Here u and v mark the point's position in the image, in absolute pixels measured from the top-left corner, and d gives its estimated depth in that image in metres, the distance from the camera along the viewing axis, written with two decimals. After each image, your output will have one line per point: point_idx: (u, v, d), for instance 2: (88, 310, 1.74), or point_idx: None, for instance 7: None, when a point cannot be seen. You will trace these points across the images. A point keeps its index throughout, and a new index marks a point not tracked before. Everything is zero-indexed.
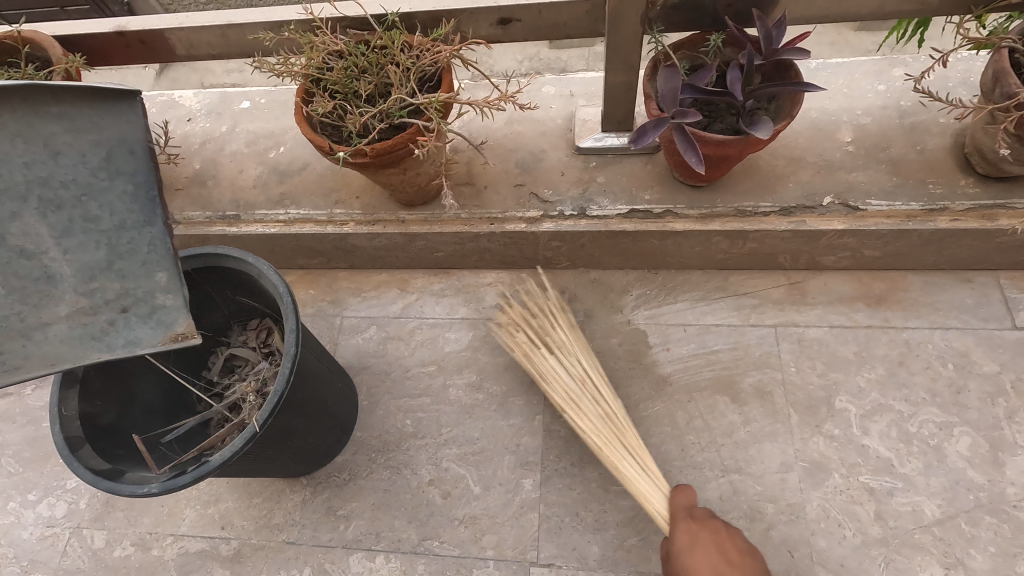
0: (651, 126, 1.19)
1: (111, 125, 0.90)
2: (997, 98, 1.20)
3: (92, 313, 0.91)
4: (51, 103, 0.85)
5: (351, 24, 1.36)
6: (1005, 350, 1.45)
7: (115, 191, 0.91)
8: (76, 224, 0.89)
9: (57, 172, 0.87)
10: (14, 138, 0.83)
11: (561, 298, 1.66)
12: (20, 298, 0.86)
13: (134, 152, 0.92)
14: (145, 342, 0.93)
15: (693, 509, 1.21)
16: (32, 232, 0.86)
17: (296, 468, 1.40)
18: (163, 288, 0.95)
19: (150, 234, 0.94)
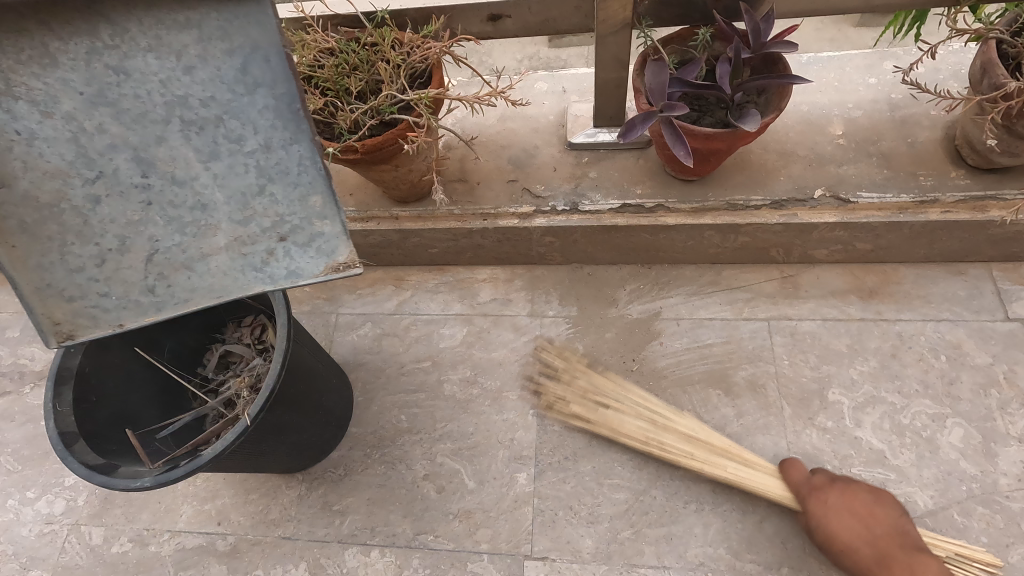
0: (640, 120, 1.20)
1: (241, 28, 0.82)
2: (985, 90, 1.20)
3: (251, 242, 0.94)
4: (177, 10, 0.81)
5: (342, 22, 1.38)
6: (997, 341, 1.45)
7: (256, 102, 0.85)
8: (219, 142, 0.87)
9: (190, 89, 0.84)
10: (149, 53, 0.82)
11: (555, 293, 1.67)
12: (182, 229, 0.92)
13: (269, 58, 0.83)
14: (303, 271, 0.94)
15: (811, 480, 1.28)
16: (180, 157, 0.88)
17: (290, 463, 1.41)
18: (320, 214, 0.93)
19: (298, 152, 0.89)
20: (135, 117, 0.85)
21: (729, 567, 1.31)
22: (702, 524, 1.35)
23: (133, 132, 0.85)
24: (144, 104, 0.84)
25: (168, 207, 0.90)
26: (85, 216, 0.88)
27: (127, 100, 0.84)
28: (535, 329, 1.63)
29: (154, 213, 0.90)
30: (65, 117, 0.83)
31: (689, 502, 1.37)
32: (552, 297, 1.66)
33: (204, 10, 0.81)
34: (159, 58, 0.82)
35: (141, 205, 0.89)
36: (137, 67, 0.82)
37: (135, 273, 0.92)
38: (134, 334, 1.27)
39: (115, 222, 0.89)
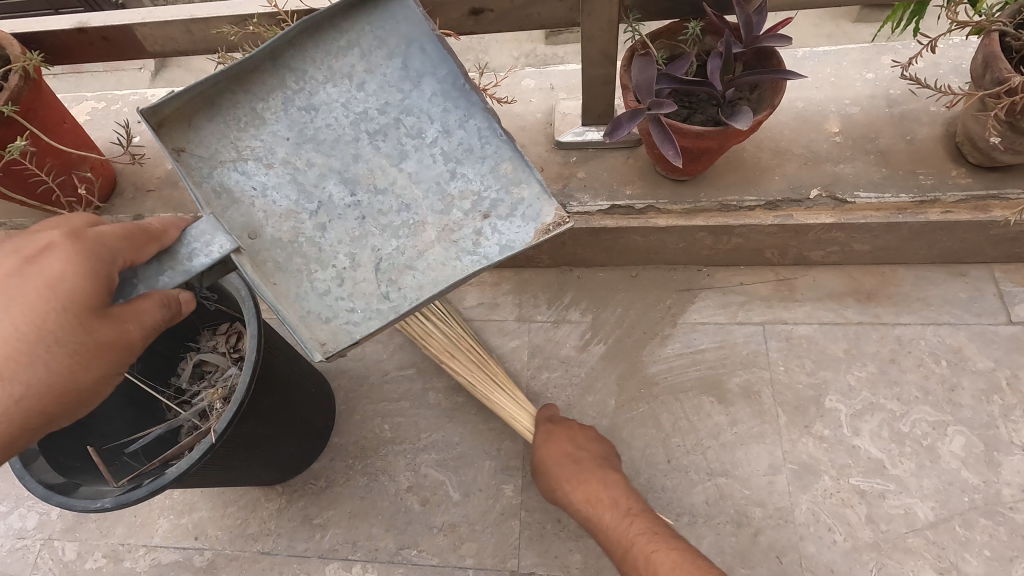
0: (627, 118, 1.14)
1: (398, 28, 0.99)
2: (987, 85, 1.15)
3: (458, 228, 0.99)
4: (338, 36, 1.00)
5: None
6: (999, 346, 1.40)
7: (421, 93, 1.01)
8: (404, 142, 1.02)
9: (367, 103, 1.01)
10: (329, 82, 1.01)
11: (543, 297, 1.62)
12: (397, 233, 1.00)
13: (424, 48, 0.98)
14: (517, 239, 0.94)
15: (552, 417, 1.36)
16: (375, 167, 1.02)
17: (268, 476, 1.36)
18: (511, 177, 0.98)
19: (475, 126, 1.00)
20: (330, 152, 1.02)
21: None
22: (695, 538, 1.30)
23: (336, 155, 1.02)
24: (330, 129, 1.02)
25: (376, 215, 1.00)
26: (318, 244, 0.98)
27: (322, 132, 1.02)
28: (523, 334, 1.57)
29: (368, 224, 1.00)
30: (282, 165, 1.00)
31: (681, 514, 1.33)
32: (541, 301, 1.61)
33: (368, 35, 1.00)
34: (349, 87, 1.01)
35: (357, 220, 1.00)
36: (326, 97, 1.01)
37: (369, 284, 0.97)
38: None
39: (330, 238, 0.99)
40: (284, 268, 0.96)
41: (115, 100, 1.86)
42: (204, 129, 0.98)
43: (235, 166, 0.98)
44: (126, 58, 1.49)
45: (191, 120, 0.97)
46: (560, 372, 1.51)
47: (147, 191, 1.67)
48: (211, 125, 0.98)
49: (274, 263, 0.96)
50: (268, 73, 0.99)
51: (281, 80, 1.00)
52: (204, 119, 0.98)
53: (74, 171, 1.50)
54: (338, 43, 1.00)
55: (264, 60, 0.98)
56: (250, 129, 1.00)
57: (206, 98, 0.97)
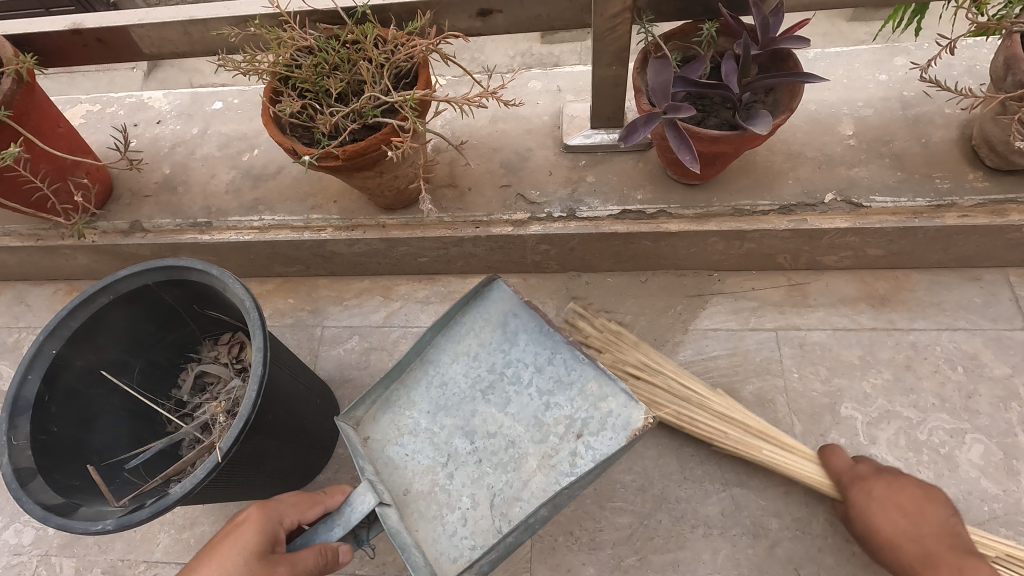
0: (641, 123, 1.12)
1: (494, 306, 1.22)
2: (1009, 87, 1.13)
3: (556, 453, 1.10)
4: (454, 324, 1.23)
5: (322, 19, 1.28)
6: (1016, 352, 1.38)
7: (522, 346, 1.18)
8: (508, 395, 1.16)
9: (479, 369, 1.20)
10: (452, 361, 1.22)
11: (551, 304, 1.59)
12: (506, 470, 1.11)
13: (519, 314, 1.19)
14: (608, 449, 1.04)
15: (853, 469, 1.21)
16: (490, 419, 1.16)
17: (272, 489, 1.32)
18: (599, 396, 1.10)
19: (564, 360, 1.15)
20: (454, 416, 1.18)
21: None
22: (710, 550, 1.27)
23: (461, 442, 1.15)
24: (452, 395, 1.19)
25: (491, 457, 1.13)
26: (448, 490, 1.12)
27: (448, 397, 1.19)
28: None
29: (484, 466, 1.13)
30: (424, 433, 1.18)
31: (696, 526, 1.30)
32: (548, 308, 1.58)
33: (474, 316, 1.23)
34: (466, 367, 1.20)
35: (477, 465, 1.13)
36: (453, 376, 1.21)
37: (485, 518, 1.08)
38: (99, 357, 1.18)
39: (457, 485, 1.12)
40: (422, 509, 1.11)
41: (111, 103, 1.81)
42: (379, 419, 1.20)
43: (392, 443, 1.18)
44: (122, 60, 1.45)
45: (371, 413, 1.21)
46: None
47: (144, 197, 1.63)
48: (384, 411, 1.21)
49: (412, 506, 1.12)
50: (412, 370, 1.23)
51: (425, 372, 1.23)
52: (379, 412, 1.21)
53: (69, 177, 1.46)
54: (456, 330, 1.23)
55: (414, 359, 1.23)
56: (401, 414, 1.20)
57: (380, 398, 1.21)
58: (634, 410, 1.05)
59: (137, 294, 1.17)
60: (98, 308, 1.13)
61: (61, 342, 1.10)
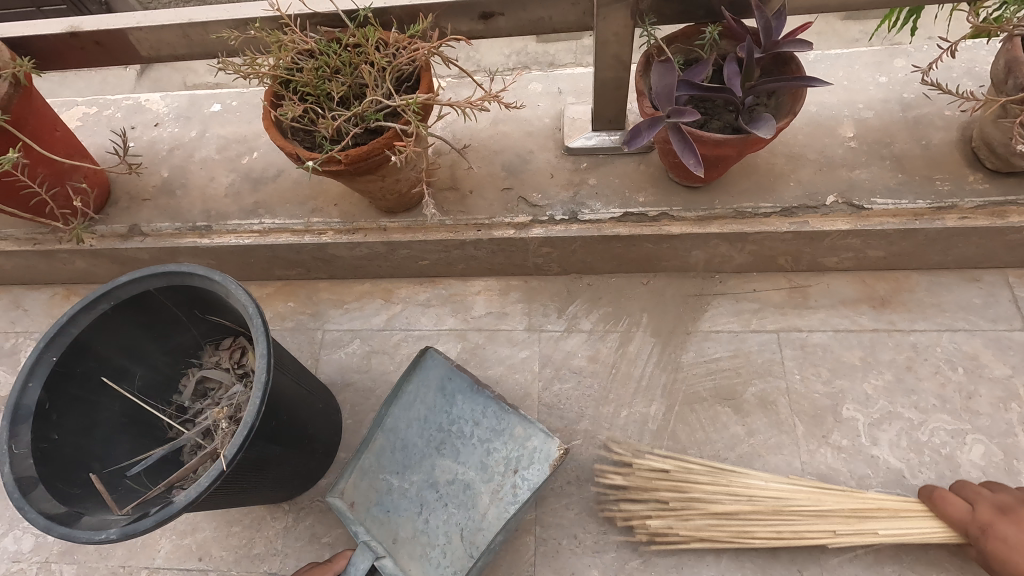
0: (645, 126, 1.12)
1: (432, 373, 1.36)
2: (1009, 90, 1.13)
3: (501, 488, 1.26)
4: (403, 392, 1.37)
5: (322, 22, 1.28)
6: (1015, 352, 1.39)
7: (460, 403, 1.34)
8: (457, 445, 1.32)
9: (430, 428, 1.34)
10: (408, 424, 1.36)
11: (553, 307, 1.59)
12: (466, 506, 1.28)
13: (455, 377, 1.34)
14: (537, 480, 1.22)
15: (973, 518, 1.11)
16: (448, 467, 1.32)
17: (276, 494, 1.32)
18: (525, 436, 1.27)
19: (495, 411, 1.31)
20: (417, 472, 1.33)
21: None
22: (714, 552, 1.28)
23: (428, 492, 1.31)
24: (412, 454, 1.34)
25: (453, 498, 1.29)
26: (425, 533, 1.27)
27: (409, 456, 1.34)
28: (534, 345, 1.54)
29: (450, 507, 1.29)
30: (396, 492, 1.32)
31: None
32: (550, 311, 1.58)
33: (417, 384, 1.37)
34: (419, 426, 1.35)
35: (444, 508, 1.29)
36: (411, 438, 1.35)
37: (460, 549, 1.24)
38: (100, 364, 1.17)
39: (432, 526, 1.28)
40: (410, 550, 1.26)
41: (108, 105, 1.80)
42: (359, 486, 1.32)
43: (372, 506, 1.31)
44: (121, 63, 1.44)
45: (349, 482, 1.33)
46: (572, 383, 1.49)
47: (143, 200, 1.62)
48: (362, 479, 1.33)
49: (402, 549, 1.27)
50: (373, 438, 1.35)
51: (386, 438, 1.36)
52: (357, 479, 1.33)
53: (66, 181, 1.45)
54: (404, 397, 1.37)
55: (374, 429, 1.36)
56: (376, 477, 1.33)
57: (353, 468, 1.34)
58: (551, 444, 1.22)
59: (138, 300, 1.16)
60: (99, 314, 1.13)
61: (60, 349, 1.09)
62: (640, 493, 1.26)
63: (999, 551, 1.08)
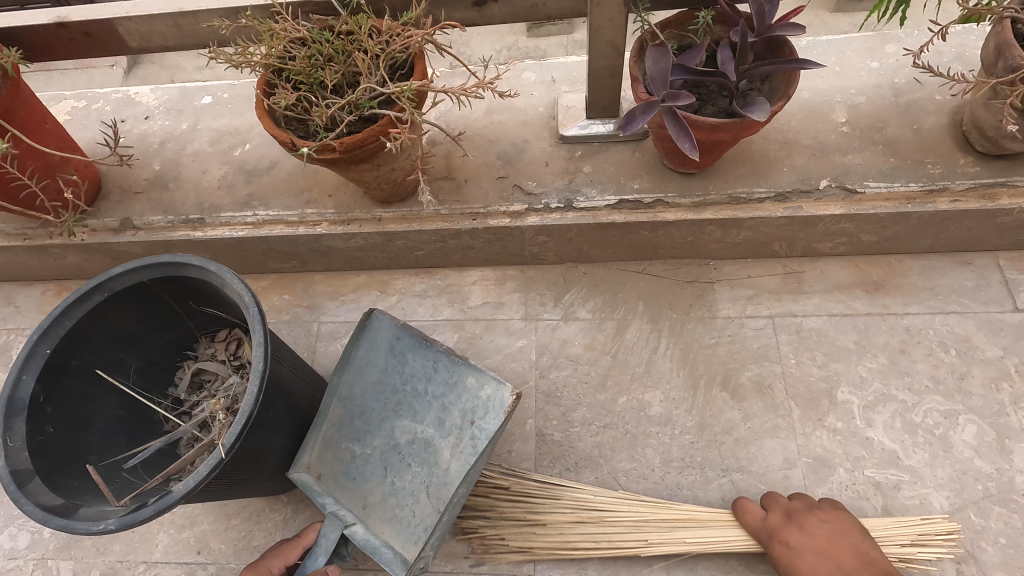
0: (640, 111, 1.11)
1: (379, 336, 1.31)
2: (999, 72, 1.14)
3: (461, 439, 1.20)
4: (354, 360, 1.32)
5: (314, 10, 1.27)
6: (1007, 334, 1.41)
7: (410, 360, 1.28)
8: (414, 404, 1.27)
9: (385, 390, 1.30)
10: (364, 390, 1.31)
11: (549, 295, 1.59)
12: (429, 465, 1.23)
13: (401, 335, 1.28)
14: (493, 427, 1.15)
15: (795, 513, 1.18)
16: (408, 428, 1.27)
17: (275, 486, 1.31)
18: (477, 386, 1.21)
19: (445, 364, 1.25)
20: (378, 435, 1.28)
21: None
22: None
23: (391, 454, 1.26)
24: (371, 419, 1.29)
25: (416, 457, 1.24)
26: (393, 496, 1.23)
27: (367, 421, 1.29)
28: (530, 334, 1.55)
29: (414, 466, 1.24)
30: (359, 459, 1.27)
31: (697, 512, 1.31)
32: (547, 299, 1.59)
33: (367, 348, 1.31)
34: (374, 389, 1.30)
35: (409, 468, 1.24)
36: (367, 403, 1.30)
37: (427, 506, 1.20)
38: (95, 356, 1.16)
39: (399, 487, 1.23)
40: (381, 513, 1.22)
41: (98, 99, 1.78)
42: (323, 457, 1.29)
43: (337, 478, 1.27)
44: (109, 55, 1.42)
45: (314, 455, 1.29)
46: (569, 371, 1.49)
47: (135, 194, 1.60)
48: (326, 450, 1.29)
49: (373, 513, 1.23)
50: (331, 409, 1.31)
51: (344, 406, 1.32)
52: (320, 451, 1.29)
53: (57, 174, 1.43)
54: (355, 362, 1.31)
55: (331, 400, 1.31)
56: (339, 447, 1.29)
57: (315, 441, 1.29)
58: (503, 390, 1.16)
59: (131, 291, 1.15)
60: (93, 306, 1.12)
61: (54, 341, 1.08)
62: (594, 340, 1.46)
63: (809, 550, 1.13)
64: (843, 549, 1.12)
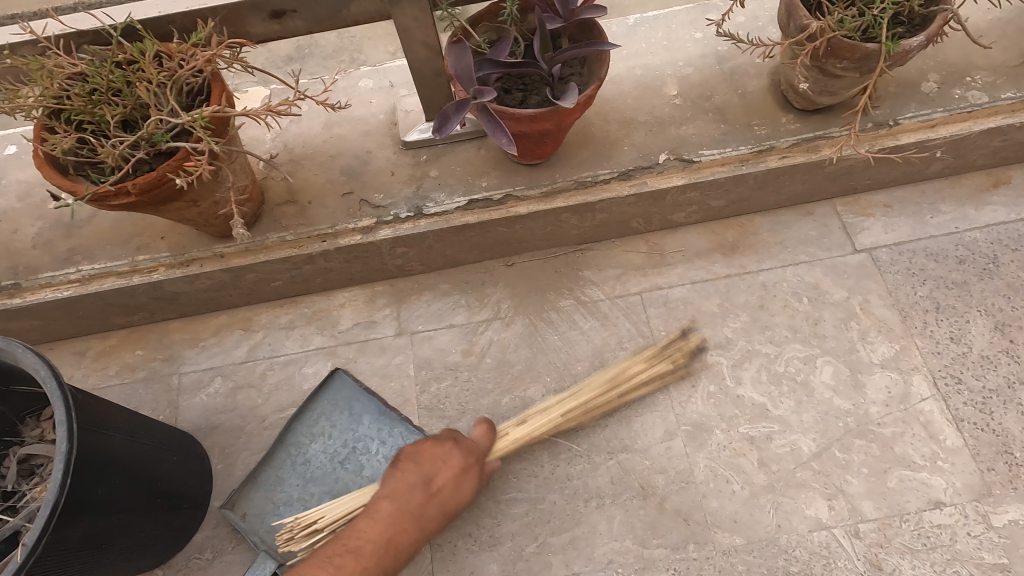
0: (453, 111, 1.09)
1: (336, 393, 1.43)
2: (792, 33, 1.18)
3: None
4: (307, 411, 1.42)
5: (93, 40, 1.14)
6: (850, 275, 1.50)
7: (367, 423, 1.41)
8: (361, 460, 1.38)
9: (334, 445, 1.39)
10: (311, 442, 1.40)
11: (421, 305, 1.54)
12: None
13: (362, 398, 1.42)
14: None
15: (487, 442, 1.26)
16: (351, 480, 1.36)
17: (136, 565, 1.19)
18: None
19: (401, 431, 1.39)
20: (319, 484, 1.36)
21: (637, 558, 1.26)
22: (606, 520, 1.29)
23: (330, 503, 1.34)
24: (315, 470, 1.37)
25: None
26: None
27: (311, 473, 1.37)
28: (406, 350, 1.50)
29: None
30: (294, 505, 1.34)
31: (589, 499, 1.31)
32: (420, 309, 1.54)
33: (323, 404, 1.42)
34: (324, 445, 1.39)
35: None
36: (313, 453, 1.39)
37: None
38: None
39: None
40: None
41: None
42: (253, 497, 1.34)
43: (270, 518, 1.33)
44: None
45: (245, 494, 1.34)
46: (450, 382, 1.45)
47: None
48: (257, 491, 1.35)
49: None
50: (275, 453, 1.38)
51: (288, 452, 1.39)
52: (252, 490, 1.35)
53: None
54: (309, 417, 1.41)
55: (275, 446, 1.38)
56: (272, 490, 1.35)
57: (250, 479, 1.35)
58: None
59: None
60: None
61: None
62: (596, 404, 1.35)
63: (432, 468, 1.18)
64: (385, 525, 1.11)
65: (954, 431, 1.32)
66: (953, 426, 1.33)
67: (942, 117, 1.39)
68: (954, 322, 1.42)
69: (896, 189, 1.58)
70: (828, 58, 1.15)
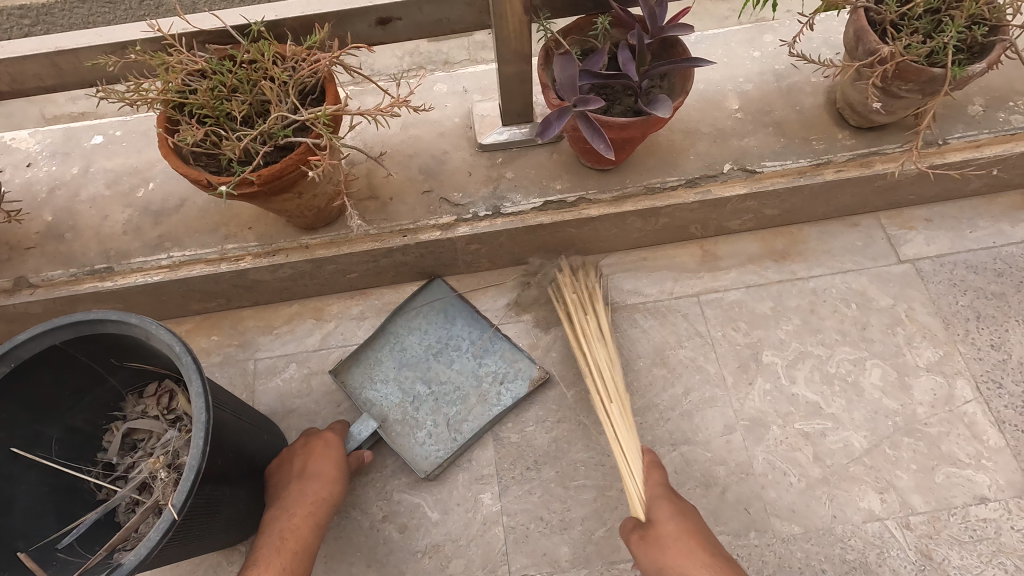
0: (555, 117, 1.18)
1: (432, 294, 1.60)
2: (860, 56, 1.28)
3: (485, 393, 1.49)
4: (406, 307, 1.58)
5: (210, 39, 1.22)
6: (895, 283, 1.59)
7: (459, 324, 1.58)
8: (451, 355, 1.55)
9: (428, 339, 1.56)
10: (407, 334, 1.57)
11: (488, 300, 1.62)
12: (452, 401, 1.49)
13: (456, 304, 1.59)
14: (520, 392, 1.48)
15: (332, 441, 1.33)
16: (441, 371, 1.53)
17: (230, 538, 1.25)
18: (512, 358, 1.52)
19: (489, 335, 1.56)
20: (413, 370, 1.53)
21: None
22: None
23: (421, 387, 1.51)
24: (410, 357, 1.54)
25: (444, 397, 1.50)
26: (414, 418, 1.48)
27: (406, 362, 1.54)
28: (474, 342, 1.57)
29: (440, 402, 1.49)
30: (390, 386, 1.51)
31: None
32: (486, 304, 1.61)
33: (422, 303, 1.59)
34: (419, 338, 1.56)
35: (433, 404, 1.49)
36: (410, 343, 1.56)
37: (445, 433, 1.45)
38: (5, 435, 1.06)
39: (422, 413, 1.48)
40: (399, 429, 1.46)
41: None
42: (354, 371, 1.52)
43: (366, 394, 1.50)
44: None
45: (348, 366, 1.52)
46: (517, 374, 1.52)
47: (27, 249, 1.48)
48: (358, 367, 1.52)
49: (391, 428, 1.46)
50: (378, 336, 1.55)
51: (388, 339, 1.56)
52: (353, 365, 1.52)
53: None
54: (409, 311, 1.58)
55: (377, 331, 1.55)
56: (372, 368, 1.52)
57: (355, 354, 1.52)
58: (530, 368, 1.49)
59: (43, 358, 1.05)
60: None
61: None
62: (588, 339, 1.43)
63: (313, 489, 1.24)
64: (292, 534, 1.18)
65: (997, 431, 1.41)
66: (995, 427, 1.41)
67: (987, 138, 1.49)
68: (994, 331, 1.52)
69: (936, 205, 1.68)
70: (895, 80, 1.25)
